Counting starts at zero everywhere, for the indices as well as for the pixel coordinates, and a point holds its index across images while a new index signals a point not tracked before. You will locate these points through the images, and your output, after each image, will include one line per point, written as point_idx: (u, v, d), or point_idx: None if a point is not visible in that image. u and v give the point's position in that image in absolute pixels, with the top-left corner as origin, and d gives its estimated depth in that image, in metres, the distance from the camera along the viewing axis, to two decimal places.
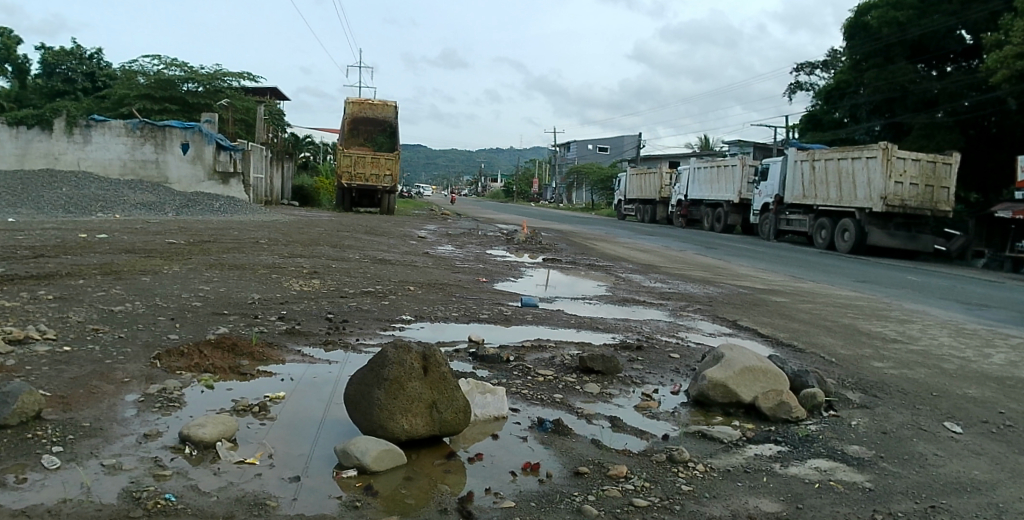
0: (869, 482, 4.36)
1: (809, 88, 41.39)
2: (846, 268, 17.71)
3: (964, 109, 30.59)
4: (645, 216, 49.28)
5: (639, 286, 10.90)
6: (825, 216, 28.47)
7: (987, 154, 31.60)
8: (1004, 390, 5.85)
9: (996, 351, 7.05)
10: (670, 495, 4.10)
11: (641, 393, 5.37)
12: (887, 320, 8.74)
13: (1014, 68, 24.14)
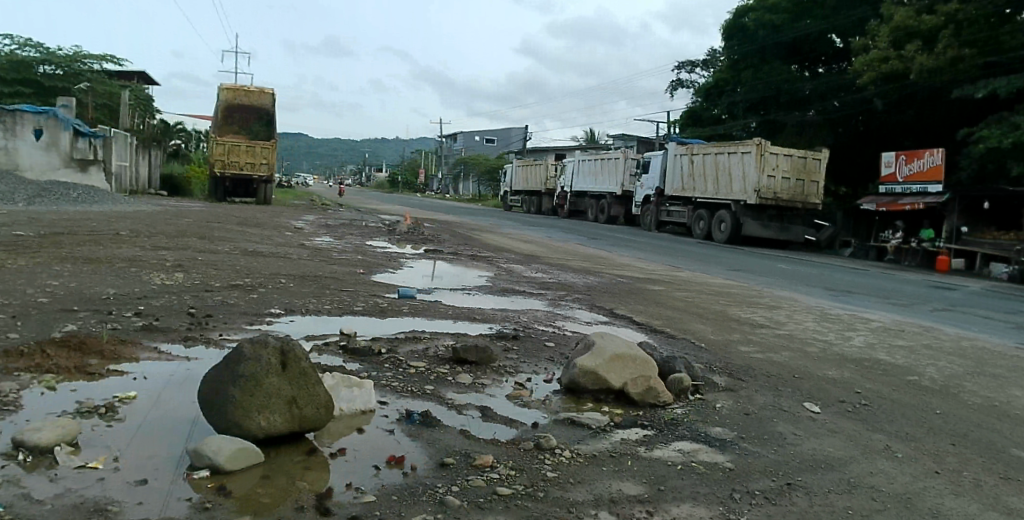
0: (729, 462, 4.55)
1: (690, 85, 43.08)
2: (726, 257, 18.47)
3: (833, 108, 32.60)
4: (531, 207, 50.12)
5: (521, 275, 11.00)
6: (703, 207, 29.81)
7: (856, 151, 33.56)
8: (860, 372, 6.32)
9: (855, 334, 7.63)
10: (536, 482, 4.11)
11: (514, 382, 5.38)
12: (757, 306, 9.20)
13: (879, 71, 26.01)
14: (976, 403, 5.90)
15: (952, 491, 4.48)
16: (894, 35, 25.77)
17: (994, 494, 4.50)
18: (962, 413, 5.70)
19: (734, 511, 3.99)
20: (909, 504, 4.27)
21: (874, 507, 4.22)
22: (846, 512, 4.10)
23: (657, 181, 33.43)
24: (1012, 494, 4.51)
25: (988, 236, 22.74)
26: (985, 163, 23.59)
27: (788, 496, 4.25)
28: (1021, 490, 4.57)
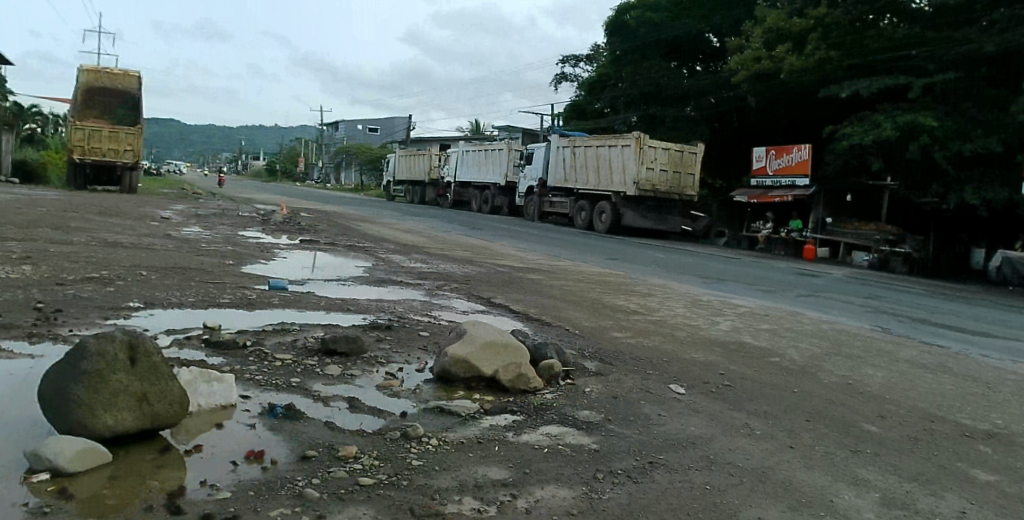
0: (594, 444, 4.75)
1: (574, 80, 44.20)
2: (605, 247, 19.15)
3: (710, 105, 33.92)
4: (415, 197, 49.97)
5: (400, 266, 11.00)
6: (585, 198, 30.79)
7: (731, 146, 35.91)
8: (725, 354, 6.71)
9: (723, 318, 8.15)
10: (400, 471, 4.09)
11: (384, 372, 5.44)
12: (633, 293, 9.58)
13: (752, 70, 28.02)
14: (829, 381, 6.34)
15: (805, 465, 4.82)
16: (766, 36, 27.83)
17: (843, 465, 4.88)
18: (818, 390, 6.09)
19: (596, 491, 4.15)
20: (763, 478, 4.59)
21: (730, 482, 4.50)
22: (703, 489, 4.36)
23: (540, 172, 34.17)
24: (861, 465, 4.91)
25: (848, 228, 25.03)
26: (846, 159, 25.21)
27: (649, 474, 4.46)
28: (866, 461, 4.97)
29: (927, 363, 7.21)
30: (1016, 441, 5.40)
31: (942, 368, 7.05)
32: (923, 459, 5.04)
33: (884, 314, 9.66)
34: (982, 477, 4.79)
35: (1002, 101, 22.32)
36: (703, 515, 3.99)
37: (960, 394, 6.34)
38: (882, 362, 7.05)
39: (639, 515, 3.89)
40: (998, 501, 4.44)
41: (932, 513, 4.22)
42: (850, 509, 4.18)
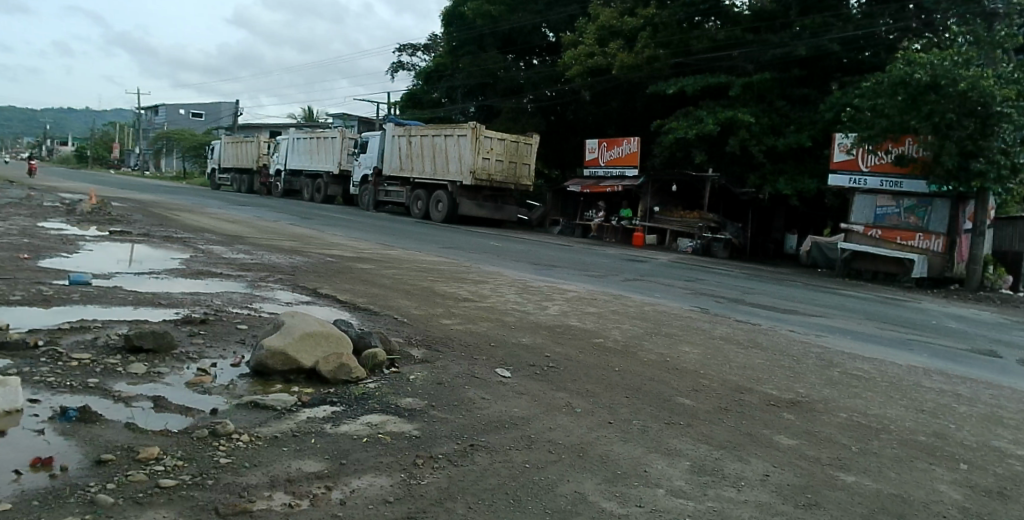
0: (416, 430, 4.86)
1: (411, 68, 44.30)
2: (441, 236, 19.46)
3: (545, 97, 35.17)
4: (242, 186, 47.96)
5: (221, 257, 10.61)
6: (421, 187, 30.86)
7: (565, 137, 36.72)
8: (551, 337, 7.11)
9: (551, 303, 8.63)
10: (207, 470, 3.96)
11: (196, 368, 5.39)
12: (466, 281, 9.85)
13: (585, 65, 29.41)
14: (647, 358, 6.83)
15: (621, 438, 5.16)
16: (599, 33, 29.22)
17: (658, 437, 5.26)
18: (635, 368, 6.51)
19: (414, 477, 4.22)
20: (581, 454, 4.86)
21: (549, 459, 4.73)
22: (522, 467, 4.55)
23: (375, 160, 33.74)
24: (673, 436, 5.30)
25: (674, 215, 26.91)
26: (673, 151, 27.22)
27: (469, 457, 4.58)
28: (679, 432, 5.38)
29: (740, 338, 7.94)
30: (814, 408, 6.06)
31: (751, 343, 7.79)
32: (730, 427, 5.54)
33: (704, 296, 10.59)
34: (783, 442, 5.36)
35: (812, 101, 25.60)
36: (521, 493, 4.19)
37: (764, 366, 7.02)
38: (699, 339, 7.69)
39: (457, 497, 4.01)
40: (795, 463, 5.00)
41: (736, 478, 4.70)
42: (662, 478, 4.57)
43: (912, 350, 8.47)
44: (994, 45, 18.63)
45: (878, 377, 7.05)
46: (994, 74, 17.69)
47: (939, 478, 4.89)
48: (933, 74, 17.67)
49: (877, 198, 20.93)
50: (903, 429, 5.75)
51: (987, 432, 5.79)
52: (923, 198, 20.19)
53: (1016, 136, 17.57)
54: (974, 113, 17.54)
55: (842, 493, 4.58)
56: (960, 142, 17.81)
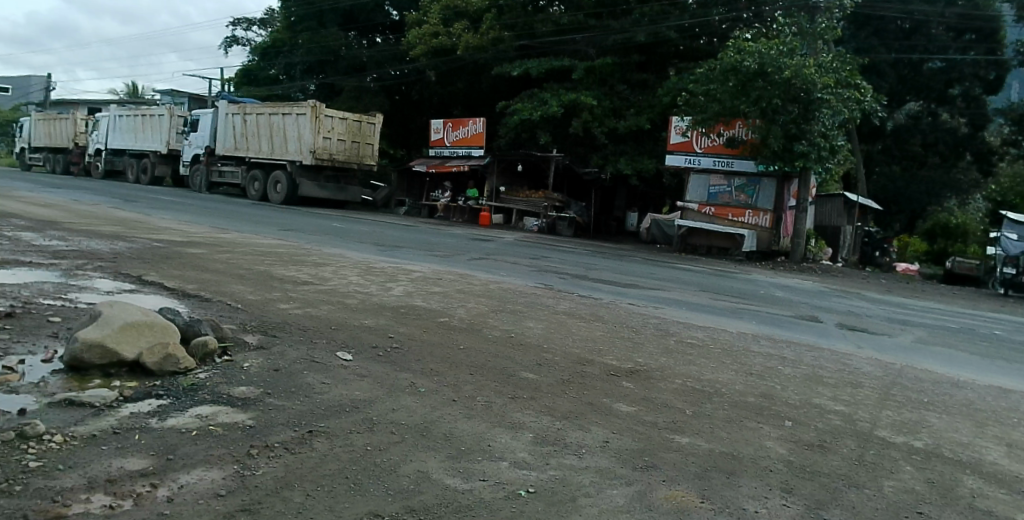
0: (250, 420, 4.75)
1: (245, 43, 42.44)
2: (281, 218, 18.81)
3: (389, 76, 34.96)
4: (56, 166, 43.97)
5: (28, 245, 9.65)
6: (258, 167, 29.79)
7: (410, 117, 36.56)
8: (395, 317, 7.14)
9: (395, 284, 8.66)
10: (13, 476, 3.67)
11: (2, 367, 5.01)
12: (305, 264, 9.61)
13: (430, 44, 30.15)
14: (493, 333, 7.03)
15: (465, 414, 5.29)
16: (443, 13, 30.17)
17: (502, 411, 5.44)
18: (481, 345, 6.66)
19: (249, 467, 4.11)
20: (425, 433, 4.94)
21: (390, 440, 4.77)
22: (363, 451, 4.55)
23: (207, 139, 31.95)
24: (516, 409, 5.50)
25: (519, 194, 27.49)
26: (518, 132, 27.63)
27: (307, 444, 4.53)
28: (524, 405, 5.58)
29: (583, 312, 8.32)
30: (650, 375, 6.44)
31: (594, 316, 8.19)
32: (573, 398, 5.80)
33: (551, 273, 11.03)
34: (623, 409, 5.70)
35: (649, 86, 26.84)
36: (362, 476, 4.22)
37: (605, 337, 7.41)
38: (543, 314, 7.97)
39: (294, 485, 3.97)
40: (633, 429, 5.41)
41: (577, 446, 5.06)
42: (505, 451, 4.80)
43: (742, 318, 9.24)
44: (816, 37, 20.61)
45: (711, 343, 7.63)
46: (816, 63, 19.44)
47: (766, 435, 5.51)
48: (760, 62, 19.36)
49: (711, 177, 22.48)
50: (733, 391, 6.26)
51: (806, 390, 6.43)
52: (752, 178, 21.84)
53: (832, 122, 19.55)
54: (796, 99, 19.28)
55: (676, 454, 5.11)
56: (783, 125, 19.50)
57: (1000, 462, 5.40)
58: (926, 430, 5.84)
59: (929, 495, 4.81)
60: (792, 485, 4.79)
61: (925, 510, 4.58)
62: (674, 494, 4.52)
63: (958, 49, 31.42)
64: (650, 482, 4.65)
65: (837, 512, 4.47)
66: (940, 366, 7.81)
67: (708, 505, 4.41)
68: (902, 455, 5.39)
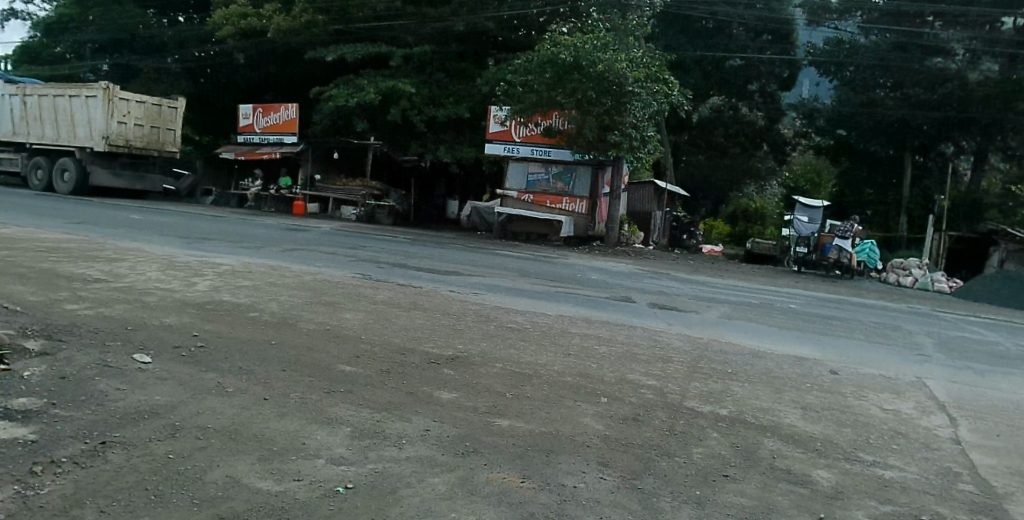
0: (33, 434, 4.29)
1: (25, 18, 38.59)
2: (77, 210, 17.23)
3: (192, 57, 33.55)
4: None
5: None
6: (41, 154, 27.16)
7: (216, 102, 35.15)
8: (199, 314, 6.78)
9: (200, 279, 8.28)
10: None
11: None
12: (97, 260, 8.88)
13: (238, 25, 30.28)
14: (305, 327, 6.83)
15: (278, 413, 5.05)
16: None
17: (317, 407, 5.24)
18: (295, 340, 6.43)
19: (31, 488, 3.76)
20: (232, 436, 4.66)
21: (196, 446, 4.45)
22: (164, 459, 4.22)
23: None
24: (333, 404, 5.32)
25: (336, 183, 28.27)
26: (333, 118, 27.78)
27: (101, 456, 4.15)
28: (341, 399, 5.42)
29: (403, 301, 8.30)
30: (471, 361, 6.47)
31: (414, 305, 8.20)
32: (393, 388, 5.70)
33: (371, 265, 11.01)
34: (444, 396, 5.68)
35: (466, 75, 27.59)
36: (164, 486, 3.94)
37: (424, 325, 7.39)
38: (361, 305, 7.88)
39: (85, 503, 3.68)
40: (456, 415, 5.40)
41: (397, 437, 4.97)
42: (321, 448, 4.61)
43: (562, 300, 9.64)
44: (626, 32, 21.86)
45: (530, 326, 7.82)
46: (628, 57, 20.77)
47: (584, 412, 5.69)
48: (575, 55, 20.52)
49: (529, 165, 24.37)
50: (552, 372, 6.43)
51: (621, 368, 6.72)
52: (567, 167, 23.91)
53: (644, 114, 21.13)
54: (609, 91, 20.50)
55: (496, 437, 5.16)
56: (600, 115, 20.90)
57: (796, 424, 5.92)
58: (730, 399, 6.27)
59: (733, 459, 5.21)
60: (608, 458, 5.00)
61: (730, 473, 4.97)
62: (496, 477, 4.56)
63: (755, 49, 34.63)
64: (472, 467, 4.66)
65: (650, 480, 4.75)
66: (740, 338, 8.57)
67: (529, 484, 4.50)
68: (709, 423, 5.75)
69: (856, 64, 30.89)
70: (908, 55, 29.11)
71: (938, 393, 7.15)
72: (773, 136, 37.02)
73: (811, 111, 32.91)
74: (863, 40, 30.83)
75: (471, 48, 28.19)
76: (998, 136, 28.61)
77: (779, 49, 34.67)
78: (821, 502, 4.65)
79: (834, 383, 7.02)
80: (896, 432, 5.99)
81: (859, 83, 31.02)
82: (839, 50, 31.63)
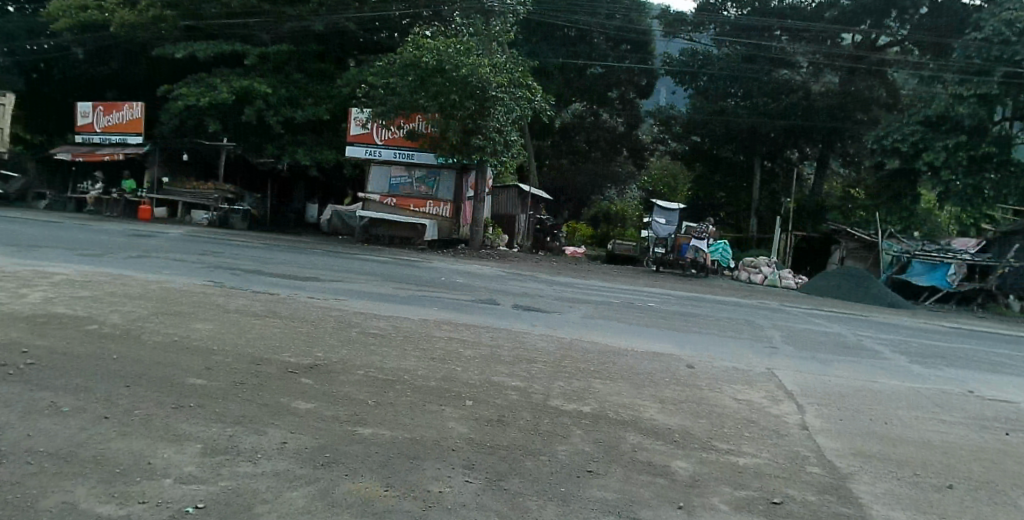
0: None
1: None
2: None
3: (26, 51, 31.56)
4: None
5: None
6: None
7: (49, 95, 33.26)
8: (31, 329, 6.38)
9: (34, 290, 7.86)
10: None
11: None
12: None
13: (78, 17, 28.69)
14: (151, 340, 6.50)
15: (121, 432, 4.74)
16: None
17: (163, 424, 4.95)
18: (141, 354, 6.11)
19: None
20: (70, 458, 4.34)
21: (27, 472, 4.11)
22: None
23: None
24: (182, 420, 5.05)
25: (186, 186, 27.21)
26: (183, 119, 26.91)
27: None
28: (191, 415, 5.15)
29: (260, 310, 8.17)
30: (331, 369, 6.34)
31: (272, 313, 8.08)
32: (247, 401, 5.50)
33: (230, 275, 10.76)
34: (302, 407, 5.53)
35: (327, 75, 27.38)
36: None
37: (283, 334, 7.22)
38: (213, 314, 7.68)
39: None
40: (314, 426, 5.26)
41: (252, 451, 4.75)
42: (167, 467, 4.34)
43: (425, 304, 9.93)
44: (490, 38, 22.51)
45: (393, 332, 7.83)
46: (492, 63, 21.57)
47: (449, 416, 5.68)
48: (438, 58, 21.02)
49: (392, 169, 24.54)
50: (416, 377, 6.41)
51: (486, 370, 6.79)
52: (432, 170, 24.26)
53: (507, 119, 21.96)
54: (473, 96, 21.27)
55: (359, 446, 5.04)
56: (462, 120, 21.60)
57: (656, 417, 6.15)
58: (592, 396, 6.45)
59: (597, 454, 5.34)
60: (473, 462, 5.00)
61: (593, 469, 5.09)
62: (358, 487, 4.44)
63: (614, 59, 36.17)
64: (333, 479, 4.52)
65: (516, 481, 4.78)
66: (601, 337, 9.00)
67: (392, 493, 4.41)
68: (573, 420, 5.89)
69: (709, 73, 32.67)
70: (757, 66, 31.29)
71: (786, 382, 7.69)
72: (633, 140, 38.79)
73: (667, 118, 35.26)
74: (715, 51, 32.58)
75: (331, 49, 28.01)
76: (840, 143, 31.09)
77: (637, 58, 36.51)
78: (680, 491, 4.84)
79: (692, 377, 7.38)
80: (749, 421, 6.35)
81: (712, 92, 32.76)
82: (693, 60, 33.17)
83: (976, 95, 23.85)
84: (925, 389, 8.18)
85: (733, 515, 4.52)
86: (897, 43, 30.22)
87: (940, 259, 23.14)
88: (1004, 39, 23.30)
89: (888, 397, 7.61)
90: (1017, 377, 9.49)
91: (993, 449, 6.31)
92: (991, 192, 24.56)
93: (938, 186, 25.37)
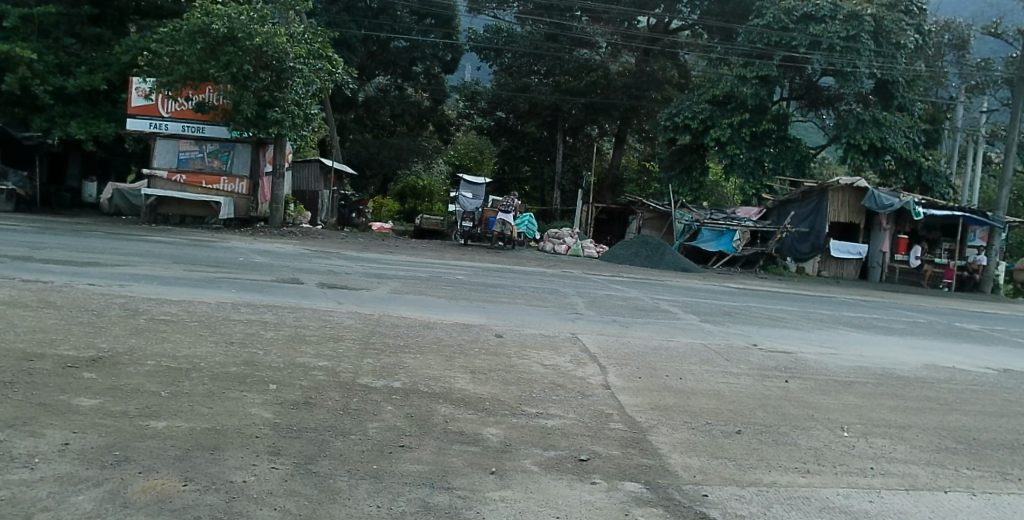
0: None
1: None
2: None
3: None
4: None
5: None
6: None
7: None
8: None
9: None
10: None
11: None
12: None
13: None
14: None
15: None
16: None
17: None
18: None
19: None
20: None
21: None
22: None
23: None
24: None
25: None
26: None
27: None
28: None
29: (29, 301, 7.44)
30: (117, 361, 5.92)
31: (44, 303, 7.38)
32: (17, 402, 4.94)
33: None
34: (84, 404, 5.07)
35: (104, 40, 25.40)
36: None
37: (59, 326, 6.62)
38: None
39: None
40: (100, 424, 4.80)
41: (28, 456, 4.21)
42: None
43: (220, 286, 9.52)
44: (287, 7, 22.08)
45: (187, 317, 7.44)
46: (287, 33, 21.32)
47: (251, 402, 5.46)
48: (228, 26, 20.25)
49: (178, 143, 23.14)
50: (213, 363, 6.14)
51: (290, 353, 6.64)
52: (223, 144, 23.29)
53: (305, 91, 21.99)
54: (268, 67, 21.13)
55: (150, 440, 4.63)
56: (258, 91, 21.31)
57: (466, 388, 6.31)
58: (402, 371, 6.52)
59: (408, 429, 5.33)
60: (279, 447, 4.74)
61: (405, 443, 5.06)
62: (153, 484, 4.03)
63: (420, 32, 35.43)
64: (124, 478, 4.08)
65: (325, 462, 4.58)
66: (409, 312, 9.11)
67: (192, 487, 4.04)
68: (383, 397, 5.88)
69: (513, 50, 33.69)
70: (559, 45, 32.64)
71: (590, 345, 8.21)
72: (438, 115, 37.82)
73: (472, 94, 35.89)
74: (519, 29, 33.83)
75: (105, 11, 26.00)
76: (634, 120, 33.60)
77: (443, 33, 35.76)
78: (492, 457, 4.95)
79: (501, 346, 7.72)
80: (555, 385, 6.67)
81: (516, 69, 33.92)
82: (497, 37, 34.06)
83: (758, 77, 26.75)
84: (713, 344, 9.07)
85: (543, 475, 4.70)
86: (688, 27, 32.22)
87: (725, 227, 25.56)
88: (783, 27, 26.78)
89: (683, 355, 8.31)
90: (784, 328, 10.79)
91: (772, 395, 7.10)
92: (771, 164, 27.85)
93: (725, 159, 27.75)
